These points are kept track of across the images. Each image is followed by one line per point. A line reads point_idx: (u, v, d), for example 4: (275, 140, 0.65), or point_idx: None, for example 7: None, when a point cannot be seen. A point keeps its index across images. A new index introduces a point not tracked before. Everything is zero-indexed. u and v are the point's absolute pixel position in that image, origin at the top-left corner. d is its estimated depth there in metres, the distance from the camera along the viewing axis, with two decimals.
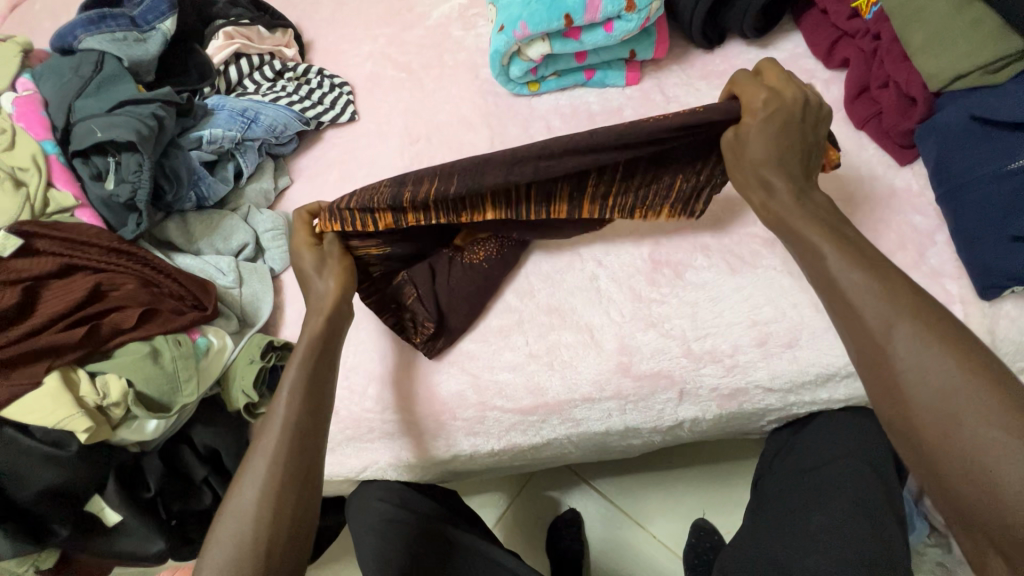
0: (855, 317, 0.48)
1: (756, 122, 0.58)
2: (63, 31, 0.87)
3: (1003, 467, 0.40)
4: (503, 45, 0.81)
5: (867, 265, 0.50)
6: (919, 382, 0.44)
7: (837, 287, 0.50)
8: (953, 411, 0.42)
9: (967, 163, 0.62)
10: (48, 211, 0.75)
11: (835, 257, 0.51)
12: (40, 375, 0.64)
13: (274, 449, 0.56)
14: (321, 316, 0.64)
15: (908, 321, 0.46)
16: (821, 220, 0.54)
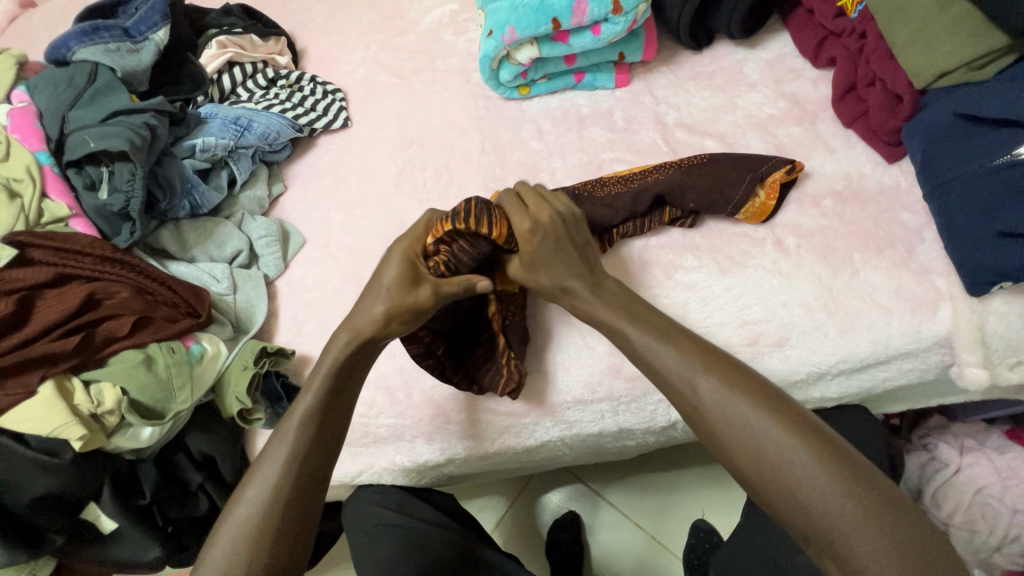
0: (666, 380, 0.55)
1: (540, 236, 0.63)
2: (57, 43, 0.88)
3: (806, 485, 0.47)
4: (492, 50, 0.82)
5: (662, 334, 0.57)
6: (728, 428, 0.51)
7: (648, 353, 0.57)
8: (756, 446, 0.49)
9: (954, 159, 0.62)
10: (42, 220, 0.76)
11: (639, 331, 0.58)
12: (34, 384, 0.64)
13: (283, 467, 0.55)
14: (351, 338, 0.62)
15: (707, 372, 0.54)
16: (619, 302, 0.61)
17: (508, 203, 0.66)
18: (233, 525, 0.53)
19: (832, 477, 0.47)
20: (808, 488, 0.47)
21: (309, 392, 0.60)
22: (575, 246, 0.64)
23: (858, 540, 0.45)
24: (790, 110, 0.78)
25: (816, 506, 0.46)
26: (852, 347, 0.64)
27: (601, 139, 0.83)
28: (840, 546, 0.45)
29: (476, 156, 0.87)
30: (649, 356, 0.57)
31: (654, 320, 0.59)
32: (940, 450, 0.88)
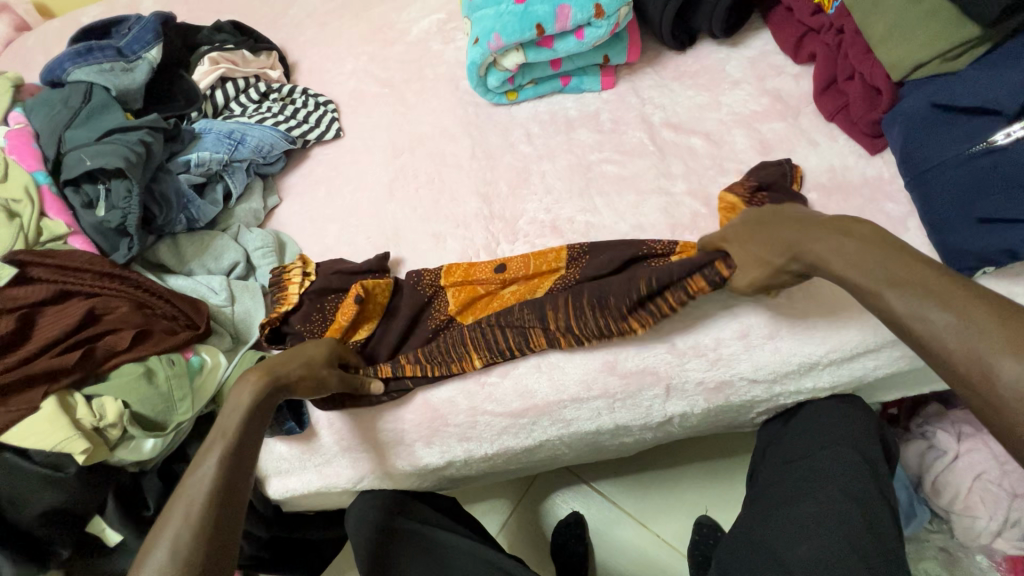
0: (940, 353, 0.46)
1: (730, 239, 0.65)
2: (52, 64, 0.90)
3: (1007, 364, 0.42)
4: (479, 57, 0.83)
5: (942, 298, 0.47)
6: (891, 307, 0.50)
7: (912, 325, 0.48)
8: (923, 317, 0.47)
9: (934, 148, 0.63)
10: (41, 239, 0.77)
11: (901, 296, 0.49)
12: (37, 400, 0.65)
13: (177, 536, 0.51)
14: (260, 377, 0.64)
15: (1001, 348, 0.43)
16: (887, 260, 0.52)
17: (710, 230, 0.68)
18: None
19: None
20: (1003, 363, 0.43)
21: (213, 453, 0.58)
22: (790, 221, 0.62)
23: None
24: (773, 106, 0.79)
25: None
26: (838, 336, 0.67)
27: (590, 141, 0.85)
28: None
29: (467, 162, 0.88)
30: (916, 325, 0.48)
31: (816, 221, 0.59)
32: (935, 439, 0.92)
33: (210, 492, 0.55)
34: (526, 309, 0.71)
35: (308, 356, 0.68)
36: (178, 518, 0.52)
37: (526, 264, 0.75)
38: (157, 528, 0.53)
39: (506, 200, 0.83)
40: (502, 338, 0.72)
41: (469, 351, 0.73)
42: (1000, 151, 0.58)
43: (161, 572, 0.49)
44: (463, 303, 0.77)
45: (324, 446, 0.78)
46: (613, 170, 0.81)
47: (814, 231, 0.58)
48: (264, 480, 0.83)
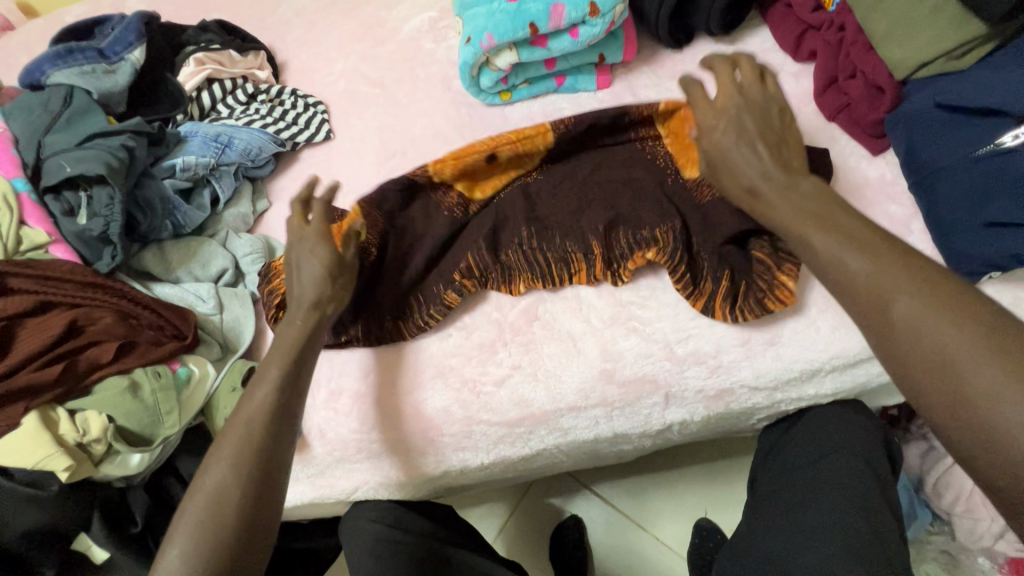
0: (855, 293, 0.50)
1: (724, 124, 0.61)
2: (31, 67, 0.88)
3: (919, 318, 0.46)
4: (470, 56, 0.81)
5: (855, 242, 0.51)
6: (838, 264, 0.51)
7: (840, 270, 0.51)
8: (846, 271, 0.50)
9: (939, 150, 0.61)
10: (21, 248, 0.75)
11: (827, 241, 0.52)
12: (18, 416, 0.63)
13: (238, 455, 0.56)
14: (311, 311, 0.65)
15: (899, 284, 0.48)
16: (806, 210, 0.55)
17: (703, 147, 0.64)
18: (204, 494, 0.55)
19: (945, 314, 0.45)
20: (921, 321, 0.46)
21: (269, 376, 0.61)
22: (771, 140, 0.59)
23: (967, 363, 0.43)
24: None
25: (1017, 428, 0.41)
26: (841, 342, 0.66)
27: None
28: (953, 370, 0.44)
29: None
30: (836, 266, 0.51)
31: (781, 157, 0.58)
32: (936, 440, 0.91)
33: (268, 416, 0.59)
34: (546, 194, 0.77)
35: (317, 296, 0.65)
36: (238, 439, 0.57)
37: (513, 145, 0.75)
38: (216, 447, 0.57)
39: None
40: (545, 262, 0.73)
41: (515, 274, 0.74)
42: (1009, 154, 0.56)
43: (227, 477, 0.55)
44: (470, 184, 0.78)
45: (316, 457, 0.76)
46: None
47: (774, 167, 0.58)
48: None
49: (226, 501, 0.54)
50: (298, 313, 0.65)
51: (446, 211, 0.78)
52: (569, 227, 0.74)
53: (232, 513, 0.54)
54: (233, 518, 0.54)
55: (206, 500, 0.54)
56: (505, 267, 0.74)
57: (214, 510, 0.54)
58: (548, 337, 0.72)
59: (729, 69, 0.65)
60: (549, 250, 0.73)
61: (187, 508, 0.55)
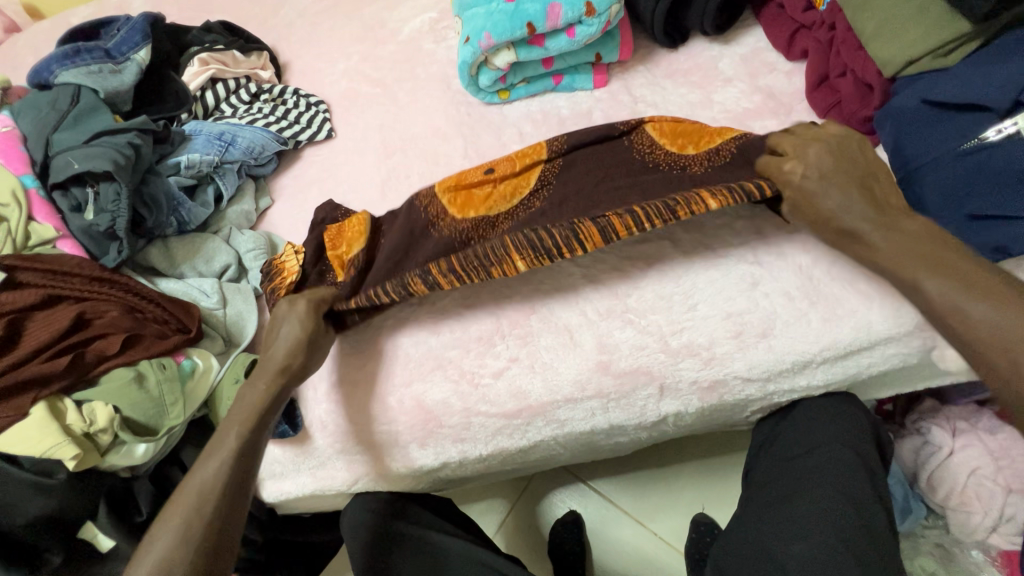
0: (989, 344, 0.51)
1: (812, 163, 0.59)
2: (39, 66, 0.89)
3: None
4: (469, 56, 0.83)
5: (973, 289, 0.52)
6: (959, 311, 0.52)
7: (961, 313, 0.52)
8: (963, 315, 0.52)
9: (924, 144, 0.63)
10: (30, 243, 0.77)
11: (895, 254, 0.56)
12: (27, 405, 0.65)
13: (183, 527, 0.57)
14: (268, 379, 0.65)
15: (970, 296, 0.52)
16: (914, 249, 0.55)
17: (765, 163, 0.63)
18: (146, 563, 0.56)
19: None
20: None
21: (223, 448, 0.62)
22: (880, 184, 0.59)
23: None
24: (765, 104, 0.78)
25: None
26: (832, 335, 0.66)
27: None
28: None
29: (459, 162, 0.88)
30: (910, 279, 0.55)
31: (882, 201, 0.58)
32: (932, 436, 0.91)
33: (219, 492, 0.60)
34: (555, 210, 0.72)
35: (286, 360, 0.66)
36: (184, 514, 0.58)
37: (512, 166, 0.75)
38: (166, 511, 0.59)
39: None
40: (506, 244, 0.66)
41: (509, 254, 0.66)
42: (991, 148, 0.58)
43: (170, 549, 0.56)
44: (462, 206, 0.75)
45: (318, 449, 0.78)
46: None
47: (863, 198, 0.57)
48: (258, 483, 0.83)
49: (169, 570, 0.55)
50: (265, 378, 0.65)
51: (434, 229, 0.74)
52: (585, 226, 0.68)
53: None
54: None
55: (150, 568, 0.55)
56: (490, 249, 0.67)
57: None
58: (545, 329, 0.74)
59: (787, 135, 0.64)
60: (485, 244, 0.68)
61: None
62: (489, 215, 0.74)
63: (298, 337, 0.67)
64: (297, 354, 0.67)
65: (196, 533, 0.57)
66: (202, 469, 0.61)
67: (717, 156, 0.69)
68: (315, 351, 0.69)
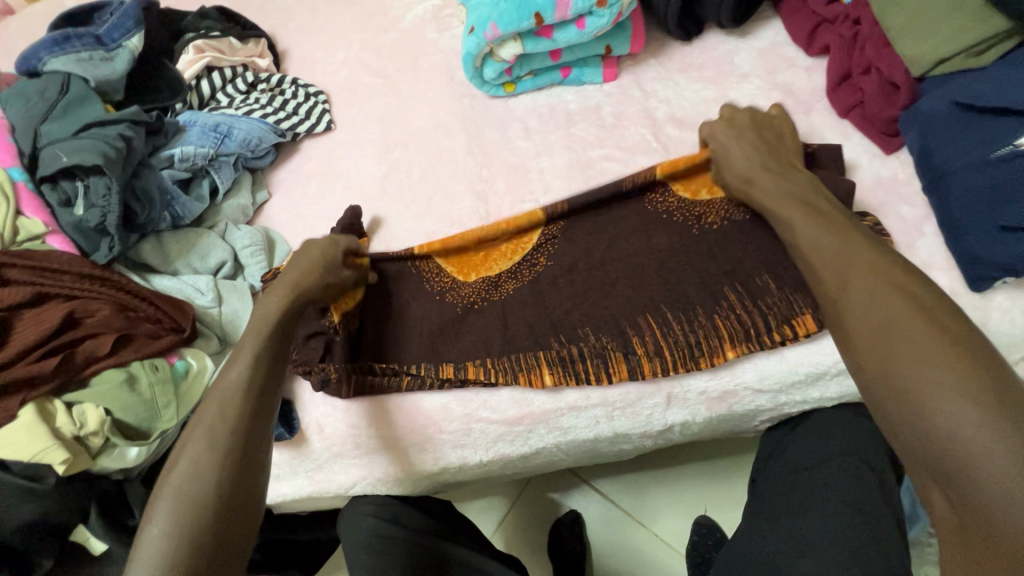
0: (864, 322, 0.49)
1: (727, 137, 0.67)
2: (27, 53, 0.86)
3: (910, 352, 0.45)
4: (474, 47, 0.79)
5: (879, 275, 0.50)
6: (853, 294, 0.50)
7: (846, 296, 0.51)
8: (857, 301, 0.50)
9: (954, 150, 0.60)
10: (18, 238, 0.74)
11: (829, 242, 0.54)
12: (15, 408, 0.63)
13: (217, 416, 0.54)
14: (286, 291, 0.65)
15: (868, 276, 0.50)
16: (795, 198, 0.60)
17: (707, 121, 0.70)
18: (178, 475, 0.51)
19: (946, 357, 0.44)
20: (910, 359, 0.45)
21: (244, 356, 0.59)
22: (767, 142, 0.66)
23: (944, 406, 0.42)
24: (784, 101, 0.75)
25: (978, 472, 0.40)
26: None
27: (590, 137, 0.81)
28: (930, 413, 0.43)
29: (462, 158, 0.85)
30: (840, 273, 0.52)
31: (818, 208, 0.58)
32: None
33: (247, 384, 0.57)
34: (559, 282, 0.73)
35: (299, 281, 0.66)
36: (214, 413, 0.54)
37: (504, 215, 0.76)
38: (195, 423, 0.54)
39: (503, 198, 0.80)
40: (540, 357, 0.70)
41: (542, 367, 0.69)
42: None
43: (202, 456, 0.52)
44: (459, 264, 0.76)
45: (315, 452, 0.76)
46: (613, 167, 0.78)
47: (758, 152, 0.65)
48: None
49: (202, 463, 0.51)
50: (282, 291, 0.65)
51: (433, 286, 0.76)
52: (601, 321, 0.70)
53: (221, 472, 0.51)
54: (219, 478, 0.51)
55: (182, 475, 0.51)
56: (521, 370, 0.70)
57: (188, 493, 0.50)
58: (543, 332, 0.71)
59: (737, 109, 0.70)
60: (519, 343, 0.71)
61: (166, 487, 0.51)
62: (490, 276, 0.75)
63: (314, 256, 0.69)
64: (315, 271, 0.68)
65: (228, 430, 0.53)
66: (223, 379, 0.57)
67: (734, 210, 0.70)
68: (325, 274, 0.68)
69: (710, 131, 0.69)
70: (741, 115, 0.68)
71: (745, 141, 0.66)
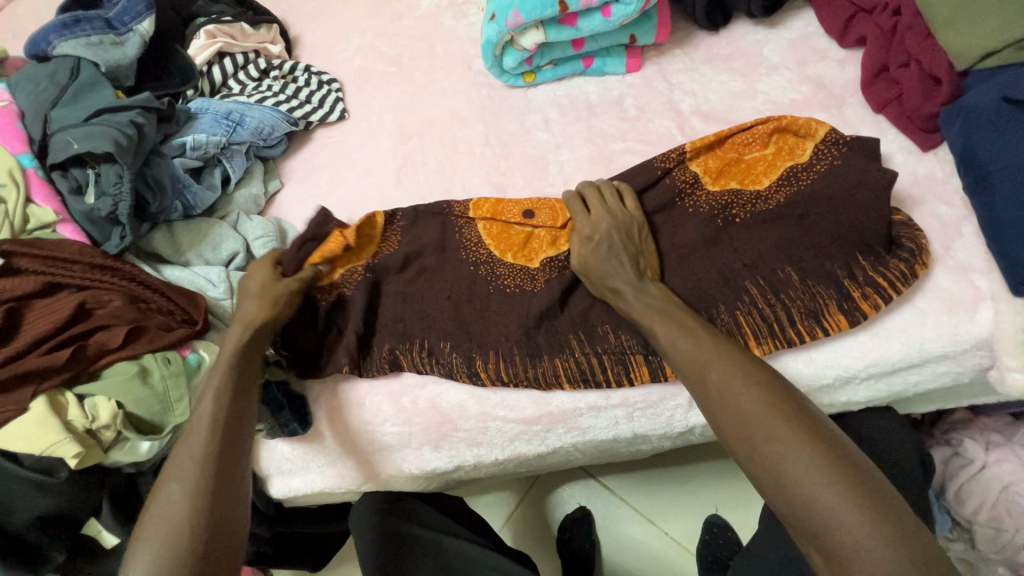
0: (734, 426, 0.50)
1: (600, 235, 0.63)
2: (37, 36, 0.84)
3: (780, 454, 0.46)
4: (495, 35, 0.77)
5: (738, 373, 0.52)
6: (720, 400, 0.51)
7: (716, 400, 0.51)
8: (727, 405, 0.50)
9: (999, 146, 0.58)
10: (29, 227, 0.73)
11: (687, 348, 0.55)
12: (25, 400, 0.62)
13: (196, 473, 0.54)
14: (245, 326, 0.64)
15: (727, 376, 0.52)
16: (656, 305, 0.60)
17: (573, 206, 0.67)
18: (161, 512, 0.52)
19: (813, 457, 0.45)
20: (783, 463, 0.46)
21: (212, 386, 0.60)
22: (631, 249, 0.64)
23: (822, 511, 0.43)
24: (815, 94, 0.72)
25: (856, 565, 0.42)
26: (882, 350, 0.60)
27: (612, 130, 0.79)
28: (813, 518, 0.44)
29: (479, 150, 0.82)
30: (699, 373, 0.53)
31: (675, 312, 0.59)
32: (963, 446, 0.86)
33: (218, 418, 0.58)
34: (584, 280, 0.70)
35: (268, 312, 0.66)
36: (190, 448, 0.56)
37: (553, 215, 0.73)
38: (174, 456, 0.56)
39: (522, 191, 0.78)
40: (556, 368, 0.67)
41: (561, 380, 0.67)
42: None
43: (182, 490, 0.53)
44: (498, 239, 0.74)
45: (329, 447, 0.75)
46: (637, 161, 0.76)
47: (625, 259, 0.63)
48: (263, 479, 0.79)
49: (180, 528, 0.51)
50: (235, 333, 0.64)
51: (461, 252, 0.74)
52: (622, 318, 0.68)
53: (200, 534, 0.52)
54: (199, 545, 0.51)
55: (167, 511, 0.52)
56: (547, 367, 0.68)
57: (171, 528, 0.51)
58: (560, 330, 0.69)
59: (597, 196, 0.67)
60: (544, 340, 0.69)
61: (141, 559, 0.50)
62: (528, 267, 0.72)
63: (266, 294, 0.67)
64: (269, 316, 0.66)
65: (205, 462, 0.55)
66: (199, 411, 0.59)
67: (762, 201, 0.66)
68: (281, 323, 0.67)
69: (576, 229, 0.66)
70: (604, 215, 0.65)
71: (615, 244, 0.63)
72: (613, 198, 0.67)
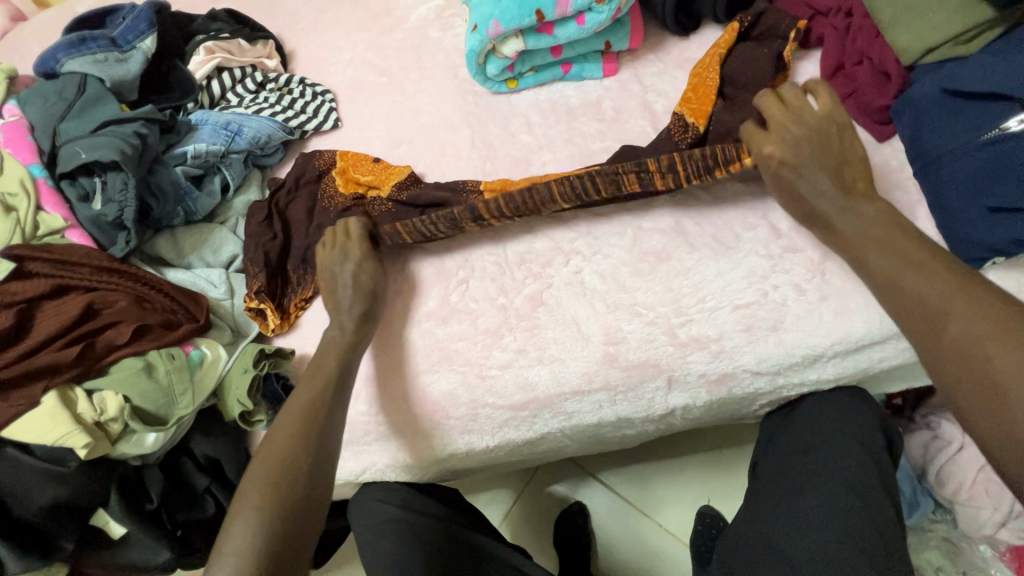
0: (952, 342, 0.53)
1: (786, 148, 0.65)
2: (46, 56, 0.89)
3: (995, 356, 0.51)
4: (478, 44, 0.82)
5: (959, 291, 0.55)
6: (958, 324, 0.53)
7: (943, 324, 0.54)
8: (943, 323, 0.54)
9: (943, 134, 0.63)
10: (39, 233, 0.77)
11: (883, 262, 0.59)
12: (37, 395, 0.65)
13: (282, 474, 0.61)
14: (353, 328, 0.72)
15: (955, 300, 0.54)
16: (874, 227, 0.61)
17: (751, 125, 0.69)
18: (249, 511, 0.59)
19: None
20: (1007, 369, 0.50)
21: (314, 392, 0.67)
22: (833, 151, 0.64)
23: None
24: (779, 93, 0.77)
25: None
26: (845, 329, 0.66)
27: (591, 130, 0.83)
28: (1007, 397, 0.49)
29: (466, 152, 0.87)
30: (897, 289, 0.58)
31: (895, 241, 0.60)
32: (942, 430, 0.87)
33: (313, 425, 0.65)
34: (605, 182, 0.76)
35: (366, 283, 0.74)
36: (282, 454, 0.62)
37: (561, 187, 0.74)
38: (260, 460, 0.63)
39: None
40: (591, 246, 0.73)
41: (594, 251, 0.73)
42: (1012, 138, 0.58)
43: (272, 486, 0.60)
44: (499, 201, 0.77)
45: None
46: None
47: (814, 154, 0.64)
48: None
49: (276, 525, 0.58)
50: (347, 321, 0.72)
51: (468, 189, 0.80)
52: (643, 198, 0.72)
53: (290, 511, 0.60)
54: (297, 493, 0.61)
55: (253, 514, 0.58)
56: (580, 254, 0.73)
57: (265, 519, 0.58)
58: (541, 315, 0.74)
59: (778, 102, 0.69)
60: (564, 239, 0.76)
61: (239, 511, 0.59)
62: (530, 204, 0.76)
63: (363, 269, 0.74)
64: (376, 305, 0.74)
65: (298, 468, 0.62)
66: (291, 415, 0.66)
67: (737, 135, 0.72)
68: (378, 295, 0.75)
69: (773, 117, 0.68)
70: (796, 125, 0.66)
71: (817, 143, 0.64)
72: (809, 102, 0.67)
